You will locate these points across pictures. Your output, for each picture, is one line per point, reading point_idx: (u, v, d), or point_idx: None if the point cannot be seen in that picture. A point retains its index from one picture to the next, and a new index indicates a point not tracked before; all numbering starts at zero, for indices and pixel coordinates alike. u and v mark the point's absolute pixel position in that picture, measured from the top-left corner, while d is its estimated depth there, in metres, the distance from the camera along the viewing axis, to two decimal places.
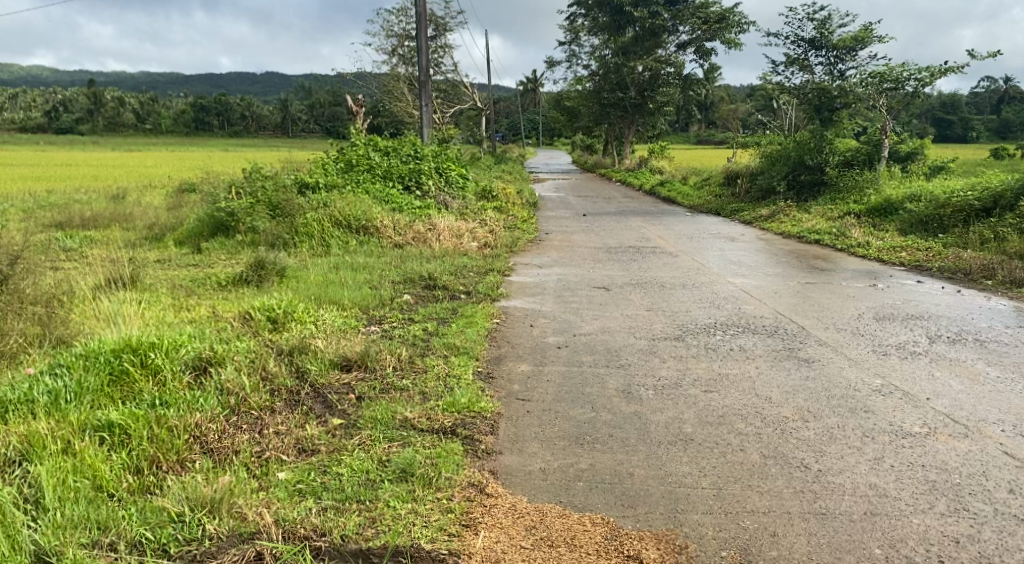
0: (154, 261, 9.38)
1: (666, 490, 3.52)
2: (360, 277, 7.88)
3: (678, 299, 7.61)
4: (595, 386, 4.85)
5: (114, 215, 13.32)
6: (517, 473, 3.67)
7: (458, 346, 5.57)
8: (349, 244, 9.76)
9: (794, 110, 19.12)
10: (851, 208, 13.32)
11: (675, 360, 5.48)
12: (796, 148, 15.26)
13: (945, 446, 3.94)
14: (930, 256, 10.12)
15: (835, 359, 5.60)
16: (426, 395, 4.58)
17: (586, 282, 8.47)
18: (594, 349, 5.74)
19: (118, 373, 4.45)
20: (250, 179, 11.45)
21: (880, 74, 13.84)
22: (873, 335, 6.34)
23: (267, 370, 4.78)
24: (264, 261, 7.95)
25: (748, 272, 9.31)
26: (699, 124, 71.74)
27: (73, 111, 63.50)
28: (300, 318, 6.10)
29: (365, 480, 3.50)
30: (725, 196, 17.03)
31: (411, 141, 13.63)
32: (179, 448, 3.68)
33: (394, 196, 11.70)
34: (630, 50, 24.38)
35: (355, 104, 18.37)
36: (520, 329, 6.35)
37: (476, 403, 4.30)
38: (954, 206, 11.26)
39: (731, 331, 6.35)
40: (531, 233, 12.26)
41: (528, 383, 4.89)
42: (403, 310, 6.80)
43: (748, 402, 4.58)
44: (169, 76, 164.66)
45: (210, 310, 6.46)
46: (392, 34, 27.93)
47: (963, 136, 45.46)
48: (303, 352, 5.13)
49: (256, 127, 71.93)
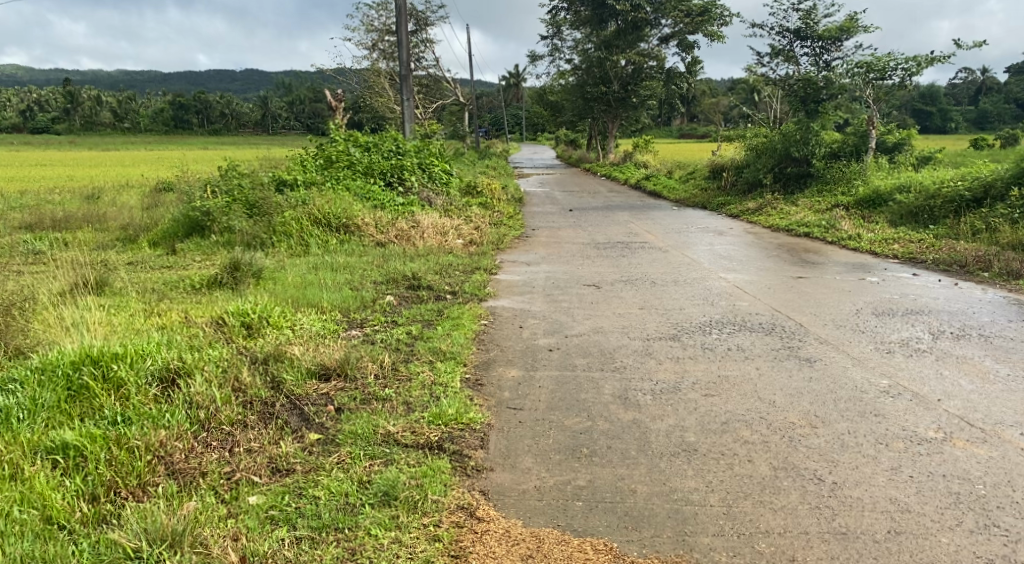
0: (125, 263, 9.04)
1: (672, 509, 3.25)
2: (340, 278, 7.59)
3: (671, 296, 7.36)
4: (589, 392, 4.58)
5: (86, 216, 12.93)
6: (510, 492, 3.39)
7: (444, 351, 5.30)
8: (329, 243, 9.46)
9: (778, 103, 19.27)
10: (840, 200, 13.13)
11: (672, 362, 5.21)
12: (782, 140, 14.98)
13: (965, 453, 3.69)
14: (924, 247, 9.94)
15: (838, 358, 5.35)
16: (410, 405, 4.32)
17: (576, 279, 8.20)
18: (588, 351, 5.47)
19: (77, 387, 4.16)
20: (227, 177, 11.12)
21: (865, 64, 13.66)
22: (874, 331, 6.12)
23: (240, 381, 4.49)
24: (239, 262, 7.65)
25: (740, 266, 9.08)
26: (682, 118, 71.76)
27: (50, 112, 62.83)
28: (276, 323, 5.84)
29: (344, 506, 3.21)
30: (711, 189, 16.85)
31: (393, 136, 13.35)
32: (139, 471, 3.37)
33: (375, 193, 11.37)
34: (613, 44, 23.91)
35: (336, 100, 18.06)
36: (510, 331, 6.09)
37: (464, 414, 4.03)
38: (945, 197, 11.09)
39: (727, 329, 6.10)
40: (517, 229, 12.01)
41: (519, 390, 4.62)
42: (386, 313, 6.52)
43: (751, 407, 4.33)
44: (147, 76, 163.16)
45: (182, 316, 6.16)
46: (373, 29, 27.54)
47: (941, 128, 45.67)
48: (280, 361, 4.85)
49: (236, 125, 71.27)
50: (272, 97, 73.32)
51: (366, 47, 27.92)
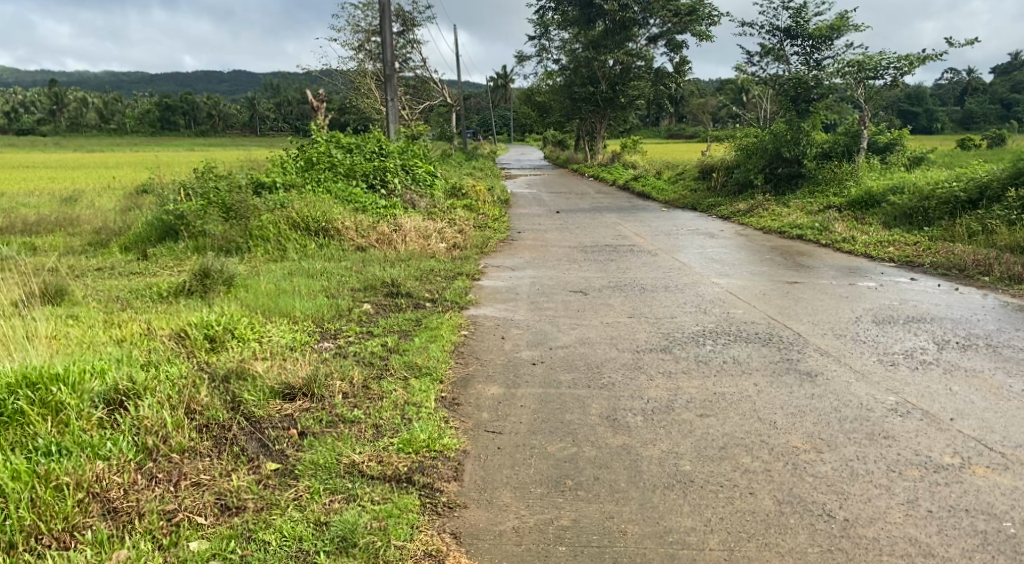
0: (93, 269, 8.64)
1: (669, 554, 2.96)
2: (315, 285, 7.21)
3: (662, 303, 7.02)
4: (575, 412, 4.23)
5: (58, 220, 12.48)
6: (485, 536, 3.07)
7: (420, 366, 4.93)
8: (307, 247, 9.09)
9: (768, 103, 18.99)
10: (832, 201, 12.85)
11: (664, 377, 4.86)
12: (773, 140, 14.68)
13: (987, 483, 3.37)
14: (921, 250, 9.65)
15: (841, 372, 5.02)
16: (380, 429, 3.96)
17: (563, 285, 7.86)
18: (574, 365, 5.12)
19: (10, 414, 3.79)
20: (202, 180, 10.72)
21: (857, 63, 13.43)
22: (876, 341, 5.80)
23: (196, 401, 4.14)
24: (209, 269, 7.27)
25: (734, 271, 8.76)
26: (670, 119, 71.50)
27: (33, 114, 62.20)
28: (242, 335, 5.47)
29: (297, 554, 2.92)
30: (701, 190, 16.55)
31: (376, 136, 12.97)
32: (68, 513, 3.05)
33: (356, 196, 10.98)
34: (601, 44, 23.65)
35: (318, 100, 17.65)
36: (491, 342, 5.74)
37: (438, 440, 3.67)
38: (940, 198, 10.82)
39: (721, 340, 5.76)
40: (503, 232, 11.65)
41: (499, 411, 4.26)
42: (363, 323, 6.16)
43: (750, 429, 4.01)
44: (133, 76, 162.23)
45: (144, 327, 5.77)
46: (358, 29, 27.13)
47: (926, 128, 45.66)
48: (242, 380, 4.49)
49: (224, 127, 70.58)
50: (259, 97, 72.72)
51: (351, 47, 27.51)
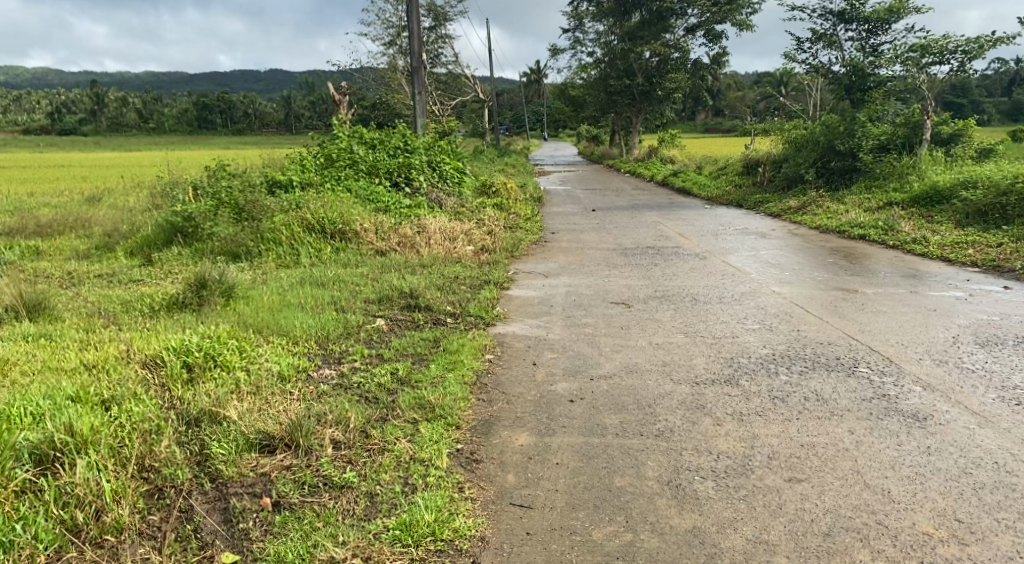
0: (91, 276, 7.88)
1: None
2: (324, 297, 6.33)
3: (719, 319, 6.04)
4: (627, 475, 3.34)
5: (71, 223, 11.77)
6: None
7: (433, 404, 3.99)
8: (322, 252, 8.25)
9: (818, 94, 17.74)
10: (893, 197, 11.68)
11: (735, 421, 3.89)
12: (825, 132, 13.63)
13: None
14: (1007, 253, 8.51)
15: (957, 415, 4.00)
16: (375, 502, 3.15)
17: (603, 296, 6.92)
18: (620, 403, 4.17)
19: None
20: (215, 179, 9.95)
21: (919, 47, 12.15)
22: (986, 370, 4.76)
23: (151, 455, 3.29)
24: (206, 278, 6.40)
25: (796, 277, 7.73)
26: (708, 113, 69.62)
27: (74, 114, 62.68)
28: (226, 363, 4.57)
29: None
30: (746, 186, 15.47)
31: (400, 131, 12.07)
32: None
33: (378, 194, 10.15)
34: (638, 35, 22.63)
35: (341, 95, 16.80)
36: (520, 370, 4.83)
37: (446, 525, 3.01)
38: (1021, 194, 9.66)
39: (796, 368, 4.77)
40: (535, 232, 10.73)
41: (529, 472, 3.39)
42: (371, 344, 5.28)
43: (856, 502, 3.13)
44: (172, 76, 163.92)
45: (121, 348, 4.91)
46: (389, 24, 26.35)
47: (975, 121, 42.88)
48: (215, 425, 3.58)
49: (259, 125, 70.23)
50: (293, 96, 72.57)
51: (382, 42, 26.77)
